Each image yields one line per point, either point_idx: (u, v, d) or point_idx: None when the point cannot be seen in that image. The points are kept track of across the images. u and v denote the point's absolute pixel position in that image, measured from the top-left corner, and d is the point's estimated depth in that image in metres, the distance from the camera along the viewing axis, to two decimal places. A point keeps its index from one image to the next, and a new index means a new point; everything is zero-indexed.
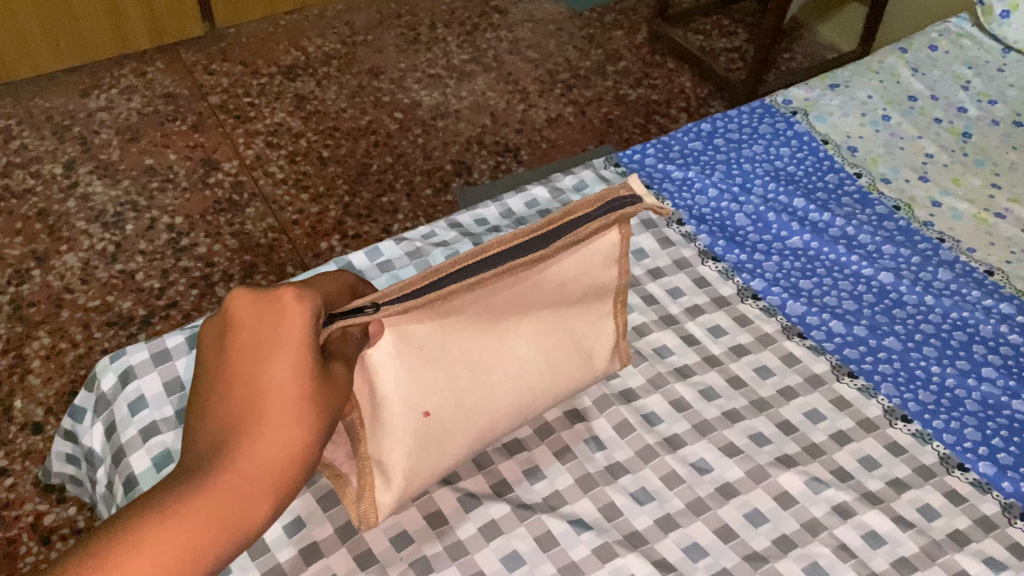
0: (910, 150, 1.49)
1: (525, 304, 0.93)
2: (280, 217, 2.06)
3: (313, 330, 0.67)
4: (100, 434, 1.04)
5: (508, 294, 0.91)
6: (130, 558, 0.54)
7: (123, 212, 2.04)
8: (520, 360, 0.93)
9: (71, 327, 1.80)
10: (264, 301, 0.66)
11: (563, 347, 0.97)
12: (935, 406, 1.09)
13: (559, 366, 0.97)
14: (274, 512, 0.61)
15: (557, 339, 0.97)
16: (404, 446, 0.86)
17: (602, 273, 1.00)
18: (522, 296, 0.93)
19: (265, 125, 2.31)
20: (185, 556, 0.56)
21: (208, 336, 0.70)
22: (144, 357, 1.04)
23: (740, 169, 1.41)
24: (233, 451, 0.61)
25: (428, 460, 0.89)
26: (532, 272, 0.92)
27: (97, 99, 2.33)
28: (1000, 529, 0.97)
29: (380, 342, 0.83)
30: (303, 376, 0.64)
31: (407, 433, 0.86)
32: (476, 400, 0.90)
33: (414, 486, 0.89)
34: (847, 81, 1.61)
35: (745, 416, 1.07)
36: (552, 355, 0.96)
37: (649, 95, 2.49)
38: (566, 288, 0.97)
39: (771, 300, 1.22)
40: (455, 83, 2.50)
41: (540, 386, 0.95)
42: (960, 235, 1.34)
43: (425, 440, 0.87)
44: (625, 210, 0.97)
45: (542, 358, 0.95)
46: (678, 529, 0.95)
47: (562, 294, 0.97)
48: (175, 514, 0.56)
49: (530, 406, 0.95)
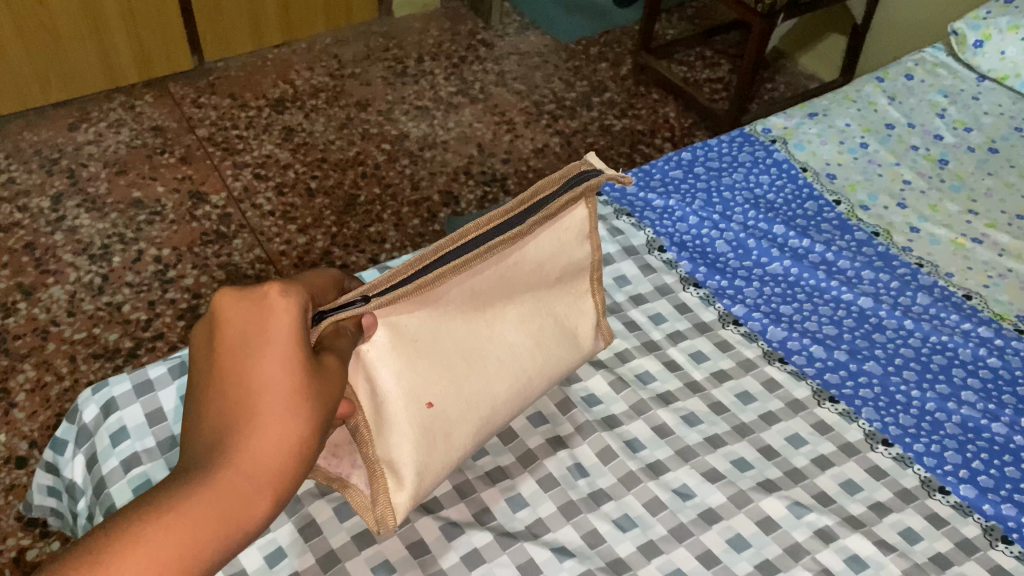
0: (889, 177, 1.51)
1: (509, 288, 0.95)
2: (268, 247, 2.07)
3: (300, 325, 0.68)
4: (81, 465, 1.04)
5: (494, 279, 0.92)
6: (127, 552, 0.53)
7: (111, 245, 2.05)
8: (509, 346, 0.95)
9: (57, 360, 1.80)
10: (250, 299, 0.68)
11: (547, 329, 0.99)
12: (915, 430, 1.10)
13: (547, 348, 0.99)
14: (275, 509, 0.60)
15: (540, 320, 0.99)
16: (412, 441, 0.86)
17: (576, 250, 1.02)
18: (505, 281, 0.94)
19: (253, 157, 2.32)
20: (183, 550, 0.55)
21: (197, 342, 0.70)
22: (127, 387, 1.04)
23: (720, 198, 1.43)
24: (230, 448, 0.60)
25: (437, 454, 0.88)
26: (511, 253, 0.93)
27: (85, 132, 2.34)
28: (981, 551, 0.98)
29: (373, 337, 0.84)
30: (294, 370, 0.65)
31: (413, 427, 0.86)
32: (474, 389, 0.91)
33: (428, 483, 0.89)
34: (825, 110, 1.64)
35: (727, 442, 1.08)
36: (539, 337, 0.98)
37: (634, 126, 2.52)
38: (544, 269, 0.98)
39: (752, 326, 1.23)
40: (442, 115, 2.52)
41: (533, 368, 0.97)
42: (938, 259, 1.36)
43: (431, 432, 0.87)
44: (588, 183, 0.98)
45: (529, 340, 0.97)
46: (661, 555, 0.95)
47: (541, 275, 0.99)
48: (172, 512, 0.56)
49: (527, 389, 0.96)
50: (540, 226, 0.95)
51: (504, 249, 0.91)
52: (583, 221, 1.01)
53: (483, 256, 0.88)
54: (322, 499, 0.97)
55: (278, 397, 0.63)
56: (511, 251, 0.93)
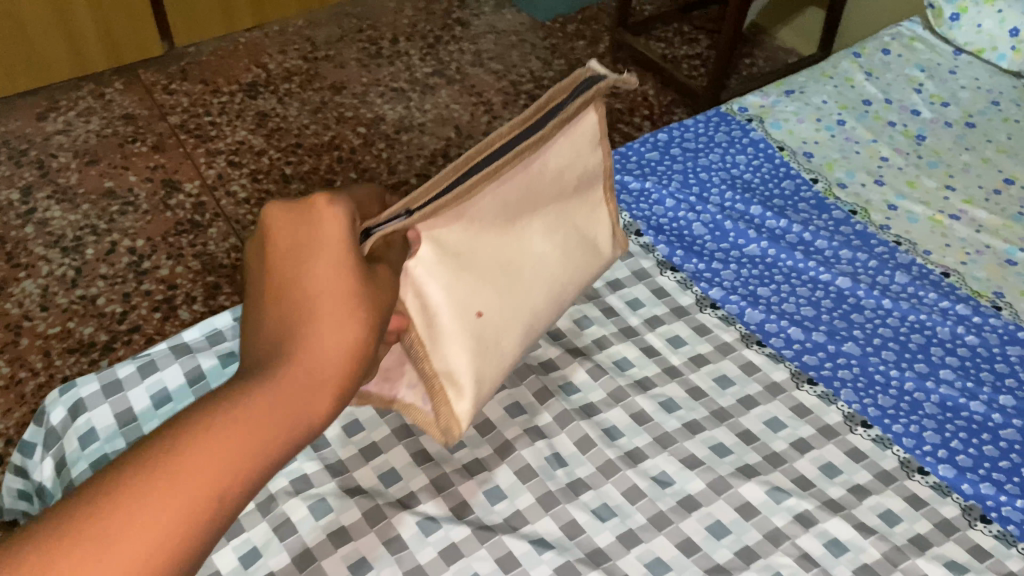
0: (866, 154, 1.49)
1: (535, 199, 0.95)
2: (243, 235, 2.04)
3: (352, 232, 0.66)
4: (50, 468, 1.02)
5: (522, 189, 0.92)
6: (196, 446, 0.54)
7: (83, 237, 2.01)
8: (539, 256, 0.96)
9: (31, 355, 1.77)
10: (299, 210, 0.67)
11: (570, 239, 1.00)
12: (894, 411, 1.10)
13: (569, 259, 1.00)
14: (335, 408, 0.61)
15: (564, 231, 1.00)
16: (467, 351, 0.88)
17: (590, 155, 1.01)
18: (532, 192, 0.94)
19: (226, 144, 2.28)
20: (250, 443, 0.56)
21: (250, 253, 0.70)
22: (95, 388, 1.02)
23: (697, 179, 1.41)
24: (290, 348, 0.61)
25: (489, 362, 0.91)
26: (534, 162, 0.92)
27: (54, 121, 2.30)
28: (960, 532, 0.98)
29: (418, 252, 0.85)
30: (347, 272, 0.64)
31: (466, 337, 0.88)
32: (514, 299, 0.92)
33: (484, 389, 0.91)
34: (802, 87, 1.62)
35: (706, 427, 1.07)
36: (564, 248, 0.99)
37: (612, 104, 2.49)
38: (564, 176, 0.98)
39: (729, 309, 1.22)
40: (418, 97, 2.49)
41: (562, 276, 0.98)
42: (916, 237, 1.35)
43: (482, 341, 0.90)
44: (597, 88, 0.95)
45: (556, 250, 0.98)
46: (640, 544, 0.95)
47: (561, 183, 0.98)
48: (237, 409, 0.57)
49: (558, 296, 0.98)
50: (558, 131, 0.94)
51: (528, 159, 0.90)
52: (594, 125, 1.00)
53: (512, 165, 0.87)
54: (297, 497, 0.96)
55: (335, 298, 0.63)
56: (534, 161, 0.92)
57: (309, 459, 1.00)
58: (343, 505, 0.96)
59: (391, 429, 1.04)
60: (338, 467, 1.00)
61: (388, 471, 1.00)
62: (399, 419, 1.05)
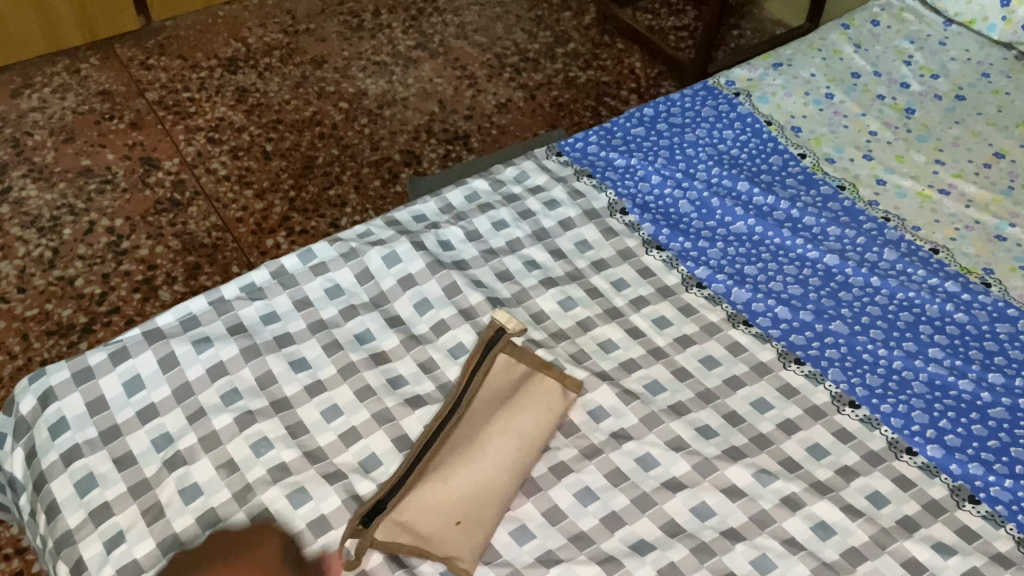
0: (854, 128, 1.47)
1: (475, 431, 0.97)
2: (224, 214, 2.00)
3: None
4: (20, 459, 0.99)
5: (466, 463, 0.94)
6: None
7: (60, 216, 1.96)
8: (496, 439, 0.96)
9: (8, 338, 1.73)
10: None
11: (515, 410, 0.99)
12: (882, 390, 1.08)
13: (526, 443, 0.97)
14: None
15: (516, 419, 0.98)
16: (449, 527, 0.90)
17: (513, 385, 1.02)
18: (469, 439, 0.96)
19: (206, 120, 2.23)
20: None
21: None
22: (65, 376, 1.00)
23: (683, 155, 1.38)
24: None
25: (469, 504, 0.92)
26: (466, 441, 0.96)
27: (28, 98, 2.24)
28: (948, 513, 0.97)
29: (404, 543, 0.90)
30: None
31: (441, 520, 0.91)
32: (476, 469, 0.94)
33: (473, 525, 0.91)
34: (790, 60, 1.59)
35: (691, 409, 1.05)
36: (510, 414, 0.98)
37: (598, 77, 2.45)
38: (498, 404, 0.99)
39: (716, 288, 1.20)
40: (401, 71, 2.44)
41: (517, 422, 0.98)
42: (905, 213, 1.33)
43: (457, 510, 0.91)
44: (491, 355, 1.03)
45: (510, 422, 0.98)
46: (624, 527, 0.94)
47: (504, 411, 0.99)
48: None
49: (512, 427, 0.97)
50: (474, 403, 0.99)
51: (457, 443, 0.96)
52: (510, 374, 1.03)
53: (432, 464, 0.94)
54: (276, 486, 0.93)
55: None
56: (461, 436, 0.96)
57: (287, 447, 0.97)
58: (323, 493, 0.93)
59: (371, 414, 1.01)
60: (317, 454, 0.97)
61: (368, 457, 0.98)
62: (379, 403, 1.02)
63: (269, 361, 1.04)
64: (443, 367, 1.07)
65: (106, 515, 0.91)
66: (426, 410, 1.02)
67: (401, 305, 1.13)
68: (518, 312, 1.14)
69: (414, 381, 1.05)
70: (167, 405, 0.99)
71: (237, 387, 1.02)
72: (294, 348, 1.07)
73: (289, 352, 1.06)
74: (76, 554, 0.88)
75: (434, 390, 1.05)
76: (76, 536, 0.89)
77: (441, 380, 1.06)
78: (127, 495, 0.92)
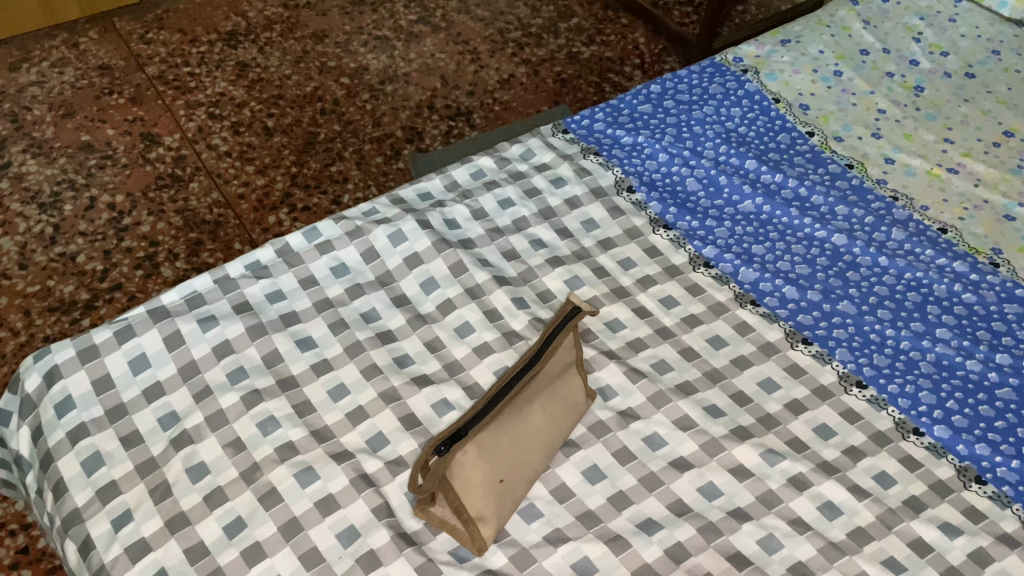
0: (863, 107, 1.45)
1: (531, 402, 0.94)
2: (225, 190, 1.98)
3: None
4: (26, 437, 0.99)
5: (521, 436, 0.92)
6: None
7: (60, 192, 1.95)
8: (544, 418, 0.94)
9: (10, 314, 1.73)
10: None
11: (564, 394, 0.98)
12: (889, 370, 1.08)
13: (562, 417, 0.97)
14: None
15: (561, 400, 0.97)
16: (490, 496, 0.89)
17: (571, 365, 1.00)
18: (525, 410, 0.93)
19: (206, 95, 2.21)
20: None
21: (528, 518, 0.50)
22: (70, 354, 1.00)
23: (690, 132, 1.37)
24: None
25: (510, 478, 0.90)
26: (522, 410, 0.93)
27: (27, 72, 2.22)
28: (955, 493, 0.97)
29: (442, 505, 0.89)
30: None
31: (488, 489, 0.89)
32: (521, 429, 0.92)
33: (509, 504, 0.91)
34: (798, 37, 1.57)
35: (698, 389, 1.05)
36: (559, 394, 0.97)
37: (602, 53, 2.43)
38: (557, 383, 0.97)
39: (723, 268, 1.19)
40: (403, 45, 2.41)
41: (561, 403, 0.97)
42: (913, 192, 1.32)
43: (503, 481, 0.90)
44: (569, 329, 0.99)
45: (557, 400, 0.96)
46: (631, 506, 0.94)
47: (560, 392, 0.97)
48: None
49: (558, 408, 0.96)
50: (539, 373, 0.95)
51: (517, 408, 0.92)
52: (571, 350, 1.00)
53: (498, 427, 0.90)
54: (284, 465, 0.93)
55: None
56: (522, 404, 0.93)
57: (293, 426, 0.97)
58: (330, 472, 0.93)
59: (377, 392, 1.01)
60: (324, 433, 0.97)
61: (375, 436, 0.98)
62: (386, 382, 1.02)
63: (274, 340, 1.04)
64: (449, 347, 1.07)
65: (113, 493, 0.91)
66: (432, 389, 1.02)
67: (406, 284, 1.13)
68: (524, 292, 1.14)
69: (420, 361, 1.05)
70: (173, 384, 0.99)
71: (243, 366, 1.01)
72: (300, 327, 1.06)
73: (295, 331, 1.05)
74: (84, 533, 0.89)
75: (440, 369, 1.05)
76: (83, 515, 0.89)
77: (447, 359, 1.06)
78: (134, 474, 0.92)
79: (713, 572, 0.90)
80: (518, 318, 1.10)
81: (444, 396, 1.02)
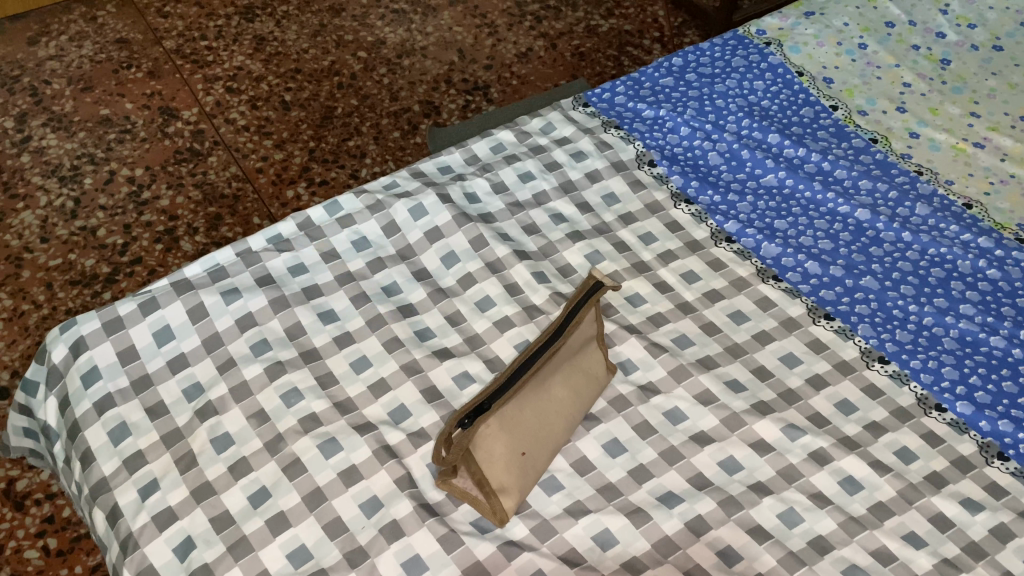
0: (888, 80, 1.43)
1: (552, 374, 0.94)
2: (244, 164, 1.99)
3: None
4: (53, 407, 1.00)
5: (541, 408, 0.92)
6: None
7: (80, 166, 1.96)
8: (564, 391, 0.95)
9: (33, 288, 1.74)
10: None
11: (584, 367, 0.98)
12: (912, 346, 1.07)
13: (582, 390, 0.97)
14: None
15: (580, 374, 0.97)
16: (512, 470, 0.89)
17: (591, 334, 0.99)
18: (546, 384, 0.93)
19: (223, 69, 2.20)
20: None
21: None
22: (96, 325, 1.01)
23: (712, 106, 1.36)
24: None
25: (532, 449, 0.91)
26: (543, 383, 0.93)
27: (46, 46, 2.22)
28: (976, 469, 0.97)
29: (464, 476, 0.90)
30: None
31: (510, 463, 0.89)
32: (542, 402, 0.93)
33: (530, 476, 0.91)
34: (823, 9, 1.55)
35: (720, 363, 1.05)
36: (579, 366, 0.97)
37: (621, 26, 2.41)
38: (576, 355, 0.97)
39: (745, 243, 1.18)
40: (420, 19, 2.39)
41: (581, 376, 0.97)
42: (938, 166, 1.31)
43: (523, 454, 0.90)
44: (592, 299, 0.99)
45: (577, 373, 0.97)
46: (652, 479, 0.95)
47: (580, 365, 0.97)
48: None
49: (578, 380, 0.97)
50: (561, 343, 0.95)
51: (537, 381, 0.92)
52: (591, 321, 1.00)
53: (519, 398, 0.91)
54: (307, 437, 0.94)
55: None
56: (543, 377, 0.93)
57: (317, 398, 0.98)
58: (352, 443, 0.94)
59: (399, 365, 1.02)
60: (347, 405, 0.98)
61: (397, 408, 0.98)
62: (407, 355, 1.02)
63: (297, 313, 1.04)
64: (469, 321, 1.07)
65: (140, 463, 0.92)
66: (453, 361, 1.02)
67: (427, 258, 1.13)
68: (545, 266, 1.14)
69: (441, 334, 1.06)
70: (197, 356, 1.00)
71: (266, 338, 1.02)
72: (322, 300, 1.07)
73: (317, 304, 1.06)
74: (112, 501, 0.90)
75: (461, 343, 1.05)
76: (111, 484, 0.91)
77: (467, 332, 1.06)
78: (160, 444, 0.93)
79: (733, 545, 0.90)
80: (538, 292, 1.10)
81: (466, 369, 1.02)
